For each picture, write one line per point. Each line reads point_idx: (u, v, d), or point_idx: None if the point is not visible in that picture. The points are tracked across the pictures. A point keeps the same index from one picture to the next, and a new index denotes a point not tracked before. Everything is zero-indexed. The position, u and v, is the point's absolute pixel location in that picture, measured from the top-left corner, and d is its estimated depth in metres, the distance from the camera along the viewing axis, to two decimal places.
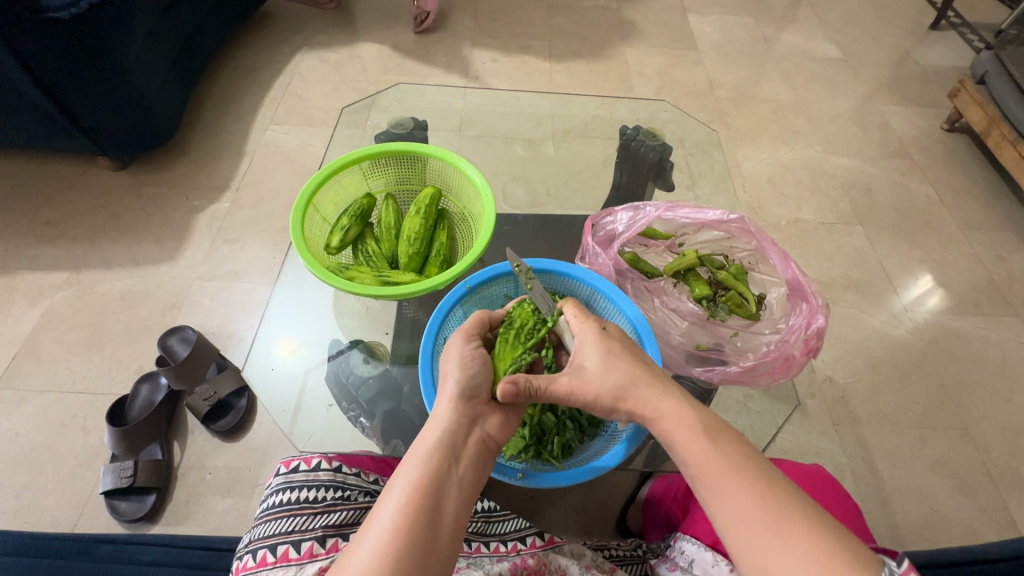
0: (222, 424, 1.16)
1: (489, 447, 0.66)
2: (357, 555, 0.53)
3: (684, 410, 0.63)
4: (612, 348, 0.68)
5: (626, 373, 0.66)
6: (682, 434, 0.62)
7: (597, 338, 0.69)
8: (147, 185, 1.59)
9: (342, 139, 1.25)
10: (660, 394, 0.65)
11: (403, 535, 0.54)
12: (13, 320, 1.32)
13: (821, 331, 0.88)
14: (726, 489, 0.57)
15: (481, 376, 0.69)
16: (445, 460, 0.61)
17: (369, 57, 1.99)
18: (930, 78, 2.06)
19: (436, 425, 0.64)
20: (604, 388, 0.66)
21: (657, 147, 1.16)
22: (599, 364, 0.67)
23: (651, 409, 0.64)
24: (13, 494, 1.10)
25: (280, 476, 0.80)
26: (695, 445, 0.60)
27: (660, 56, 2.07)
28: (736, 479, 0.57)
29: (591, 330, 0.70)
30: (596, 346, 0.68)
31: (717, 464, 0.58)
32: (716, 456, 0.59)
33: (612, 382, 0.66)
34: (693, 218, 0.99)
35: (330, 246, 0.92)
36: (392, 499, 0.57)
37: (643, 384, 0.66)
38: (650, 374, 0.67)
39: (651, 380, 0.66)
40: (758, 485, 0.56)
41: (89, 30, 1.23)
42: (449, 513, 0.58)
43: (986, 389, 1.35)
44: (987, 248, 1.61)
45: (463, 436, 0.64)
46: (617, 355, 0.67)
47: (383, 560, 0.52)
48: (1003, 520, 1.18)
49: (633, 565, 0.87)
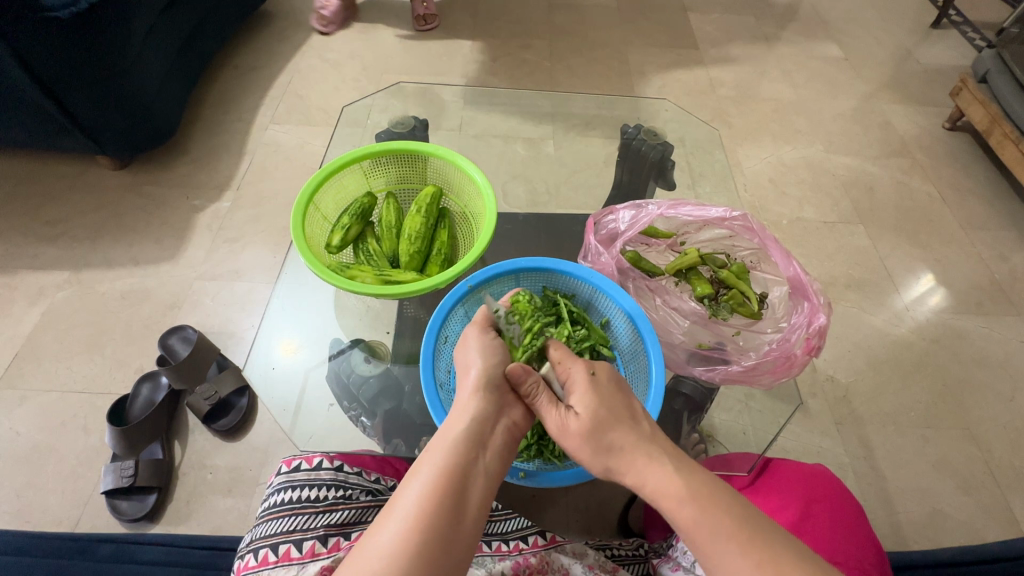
0: (223, 424, 1.16)
1: (514, 440, 0.66)
2: (381, 536, 0.53)
3: (670, 469, 0.60)
4: (600, 398, 0.67)
5: (612, 429, 0.64)
6: (669, 498, 0.58)
7: (585, 386, 0.68)
8: (148, 184, 1.58)
9: (342, 138, 1.25)
10: (646, 452, 0.62)
11: (427, 517, 0.54)
12: (14, 320, 1.32)
13: (823, 329, 0.88)
14: (720, 556, 0.53)
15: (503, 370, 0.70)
16: (471, 447, 0.61)
17: (370, 56, 1.98)
18: (932, 77, 2.05)
19: (463, 414, 0.64)
20: (592, 442, 0.65)
21: (658, 146, 1.15)
22: (586, 413, 0.66)
23: (639, 468, 0.61)
24: (14, 493, 1.10)
25: (282, 475, 0.80)
26: (684, 509, 0.56)
27: (661, 54, 2.06)
28: (731, 545, 0.52)
29: (581, 377, 0.70)
30: (585, 394, 0.68)
31: (707, 529, 0.54)
32: (707, 521, 0.55)
33: (598, 436, 0.64)
34: (695, 216, 0.98)
35: (331, 245, 0.92)
36: (417, 482, 0.57)
37: (629, 441, 0.63)
38: (638, 431, 0.64)
39: (636, 439, 0.63)
40: (753, 553, 0.52)
41: (89, 29, 1.22)
42: (474, 499, 0.57)
43: (988, 388, 1.35)
44: (989, 247, 1.60)
45: (489, 426, 0.64)
46: (603, 405, 0.66)
47: (408, 541, 0.52)
48: (1006, 519, 1.17)
49: (635, 564, 0.86)
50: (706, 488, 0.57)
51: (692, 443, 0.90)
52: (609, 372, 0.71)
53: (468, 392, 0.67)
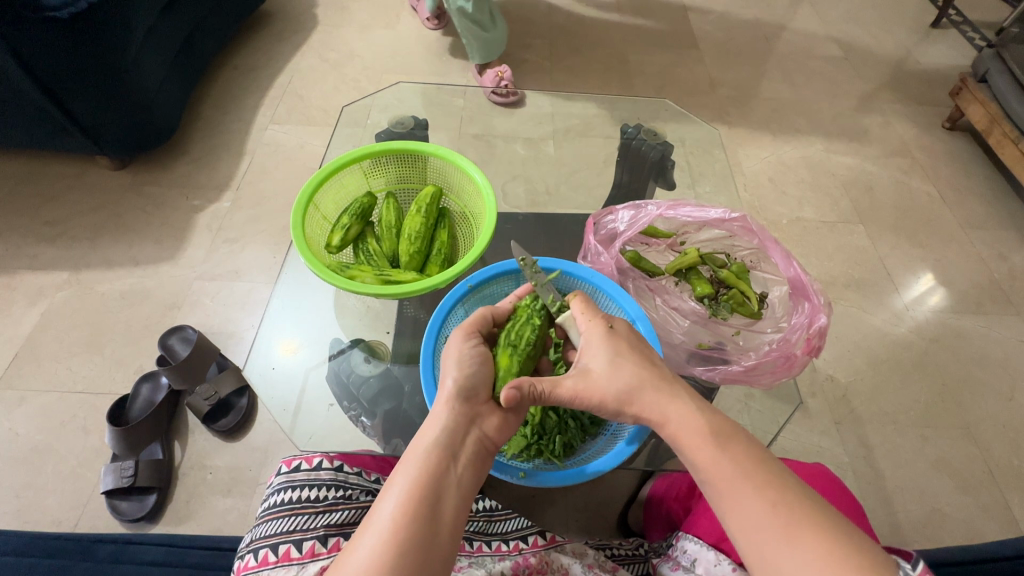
0: (223, 424, 1.16)
1: (488, 451, 0.65)
2: (358, 551, 0.53)
3: (693, 410, 0.62)
4: (619, 347, 0.67)
5: (635, 376, 0.65)
6: (689, 438, 0.61)
7: (605, 337, 0.68)
8: (147, 185, 1.58)
9: (342, 138, 1.25)
10: (668, 395, 0.64)
11: (403, 532, 0.54)
12: (13, 320, 1.32)
13: (823, 330, 0.88)
14: (738, 496, 0.56)
15: (478, 376, 0.69)
16: (444, 455, 0.61)
17: (370, 56, 1.98)
18: (931, 76, 2.05)
19: (435, 425, 0.63)
20: (613, 391, 0.65)
21: (658, 145, 1.16)
22: (607, 364, 0.66)
23: (662, 412, 0.63)
24: (14, 494, 1.10)
25: (282, 475, 0.80)
26: (705, 450, 0.59)
27: (661, 55, 2.06)
28: (747, 484, 0.56)
29: (600, 329, 0.69)
30: (604, 346, 0.67)
31: (727, 469, 0.58)
32: (727, 461, 0.58)
33: (619, 384, 0.65)
34: (695, 216, 0.98)
35: (331, 245, 0.92)
36: (391, 498, 0.57)
37: (650, 386, 0.64)
38: (659, 376, 0.66)
39: (659, 383, 0.65)
40: (769, 491, 0.55)
41: (88, 29, 1.22)
42: (449, 509, 0.58)
43: (988, 388, 1.35)
44: (988, 247, 1.61)
45: (461, 435, 0.64)
46: (624, 357, 0.66)
47: (384, 556, 0.52)
48: (1005, 519, 1.17)
49: (635, 564, 0.87)
50: (725, 431, 0.61)
51: None
52: (625, 325, 0.71)
53: (440, 401, 0.66)
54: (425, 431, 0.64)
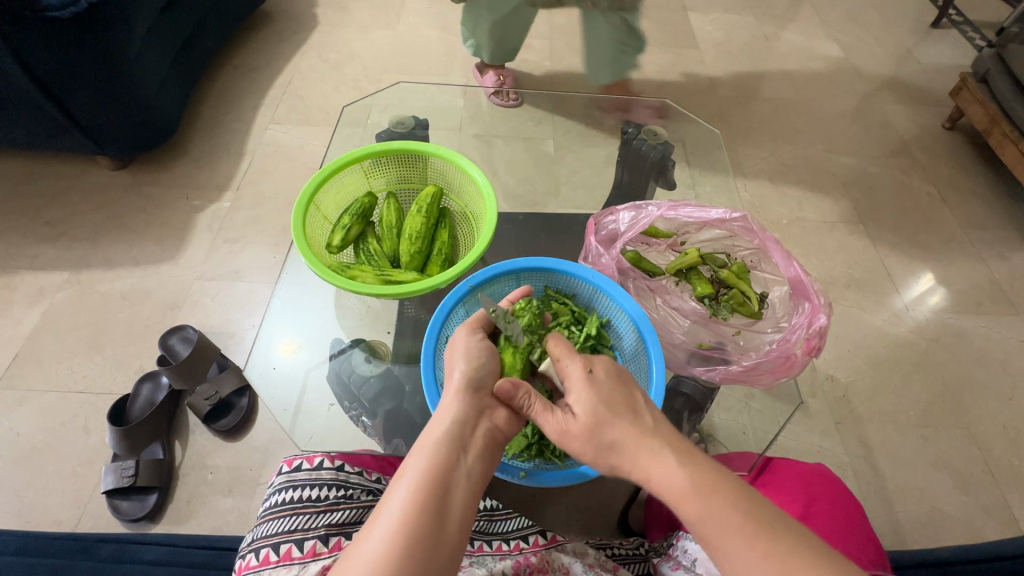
0: (224, 424, 1.16)
1: (497, 443, 0.66)
2: (369, 540, 0.53)
3: (677, 464, 0.59)
4: (598, 395, 0.65)
5: (615, 429, 0.63)
6: (676, 493, 0.57)
7: (583, 383, 0.66)
8: (147, 185, 1.58)
9: (342, 138, 1.25)
10: (650, 446, 0.61)
11: (413, 523, 0.54)
12: (13, 320, 1.32)
13: (824, 330, 0.87)
14: (731, 554, 0.53)
15: (484, 370, 0.69)
16: (454, 446, 0.61)
17: (370, 56, 1.98)
18: (931, 76, 2.05)
19: (444, 418, 0.64)
20: (594, 441, 0.63)
21: (658, 146, 1.17)
22: (586, 413, 0.64)
23: (646, 465, 0.60)
24: (15, 494, 1.10)
25: (283, 474, 0.80)
26: (692, 505, 0.56)
27: (661, 55, 2.06)
28: (739, 536, 0.53)
29: (579, 374, 0.67)
30: (583, 393, 0.65)
31: (716, 524, 0.54)
32: (717, 517, 0.54)
33: (599, 433, 0.63)
34: (695, 217, 0.98)
35: (331, 245, 0.92)
36: (401, 489, 0.57)
37: (632, 435, 0.62)
38: (640, 425, 0.63)
39: (640, 435, 0.62)
40: (763, 546, 0.52)
41: (89, 29, 1.22)
42: (459, 500, 0.58)
43: (988, 388, 1.35)
44: (988, 247, 1.61)
45: (471, 428, 0.64)
46: (604, 404, 0.64)
47: (395, 547, 0.52)
48: (1005, 519, 1.17)
49: (635, 563, 0.86)
50: (717, 481, 0.57)
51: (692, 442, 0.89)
52: (608, 365, 0.69)
53: (448, 395, 0.66)
54: (435, 424, 0.64)
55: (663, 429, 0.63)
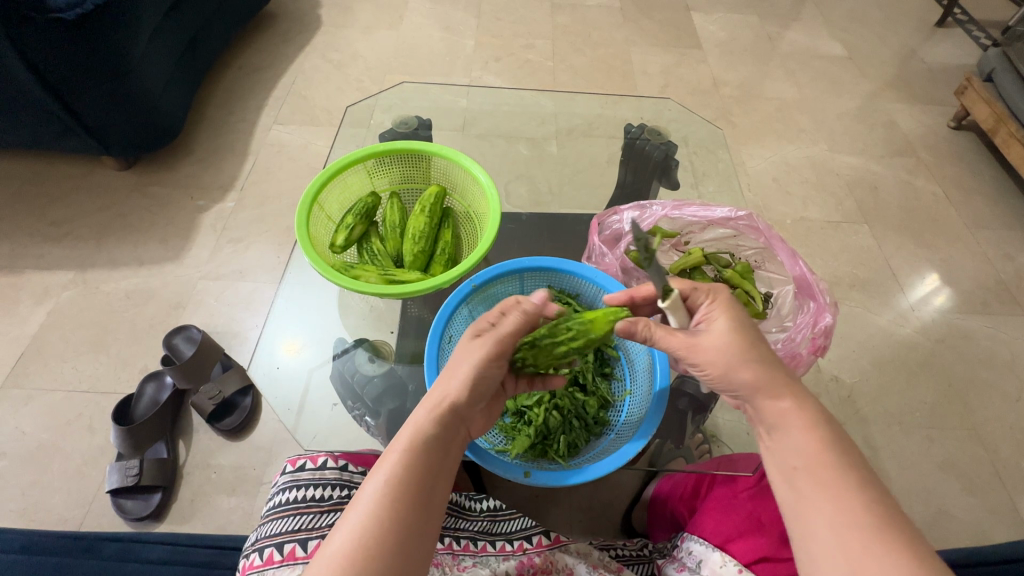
0: (228, 423, 1.17)
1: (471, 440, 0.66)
2: (345, 527, 0.54)
3: (803, 408, 0.61)
4: (738, 319, 0.66)
5: (750, 353, 0.64)
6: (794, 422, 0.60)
7: (723, 307, 0.68)
8: (152, 185, 1.59)
9: (345, 139, 1.25)
10: (780, 381, 0.63)
11: (386, 518, 0.54)
12: (20, 319, 1.33)
13: (829, 329, 0.87)
14: (835, 492, 0.55)
15: (482, 389, 0.65)
16: (434, 444, 0.60)
17: (373, 57, 1.98)
18: (937, 76, 2.05)
19: (432, 416, 0.61)
20: (728, 355, 0.64)
21: (662, 145, 1.19)
22: (724, 329, 0.65)
23: (775, 391, 0.62)
24: (21, 492, 1.10)
25: (287, 474, 0.80)
26: (811, 440, 0.59)
27: (664, 55, 2.06)
28: (851, 479, 0.55)
29: (720, 301, 0.69)
30: (722, 315, 0.67)
31: (828, 464, 0.57)
32: (832, 456, 0.57)
33: (736, 346, 0.64)
34: (700, 216, 0.97)
35: (335, 244, 0.92)
36: (378, 480, 0.57)
37: (767, 360, 0.64)
38: (775, 357, 0.65)
39: (771, 368, 0.63)
40: (868, 496, 0.54)
41: (96, 31, 1.23)
42: (437, 497, 0.58)
43: (995, 388, 1.34)
44: (995, 247, 1.60)
45: (454, 427, 0.63)
46: (739, 328, 0.65)
47: (369, 538, 0.53)
48: (1013, 520, 1.17)
49: (639, 565, 0.86)
50: (833, 431, 0.60)
51: (695, 443, 0.86)
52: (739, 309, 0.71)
53: (437, 393, 0.63)
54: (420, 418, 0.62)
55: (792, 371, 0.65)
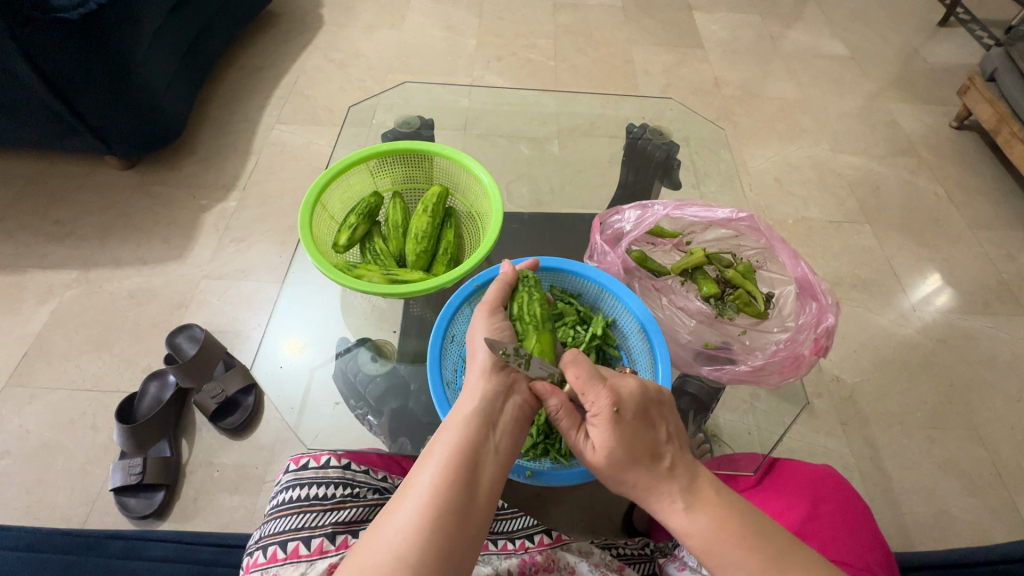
0: (231, 421, 1.17)
1: (523, 418, 0.66)
2: (400, 511, 0.54)
3: (686, 511, 0.60)
4: (615, 440, 0.62)
5: (630, 474, 0.62)
6: (687, 531, 0.59)
7: (605, 423, 0.62)
8: (155, 184, 1.59)
9: (347, 138, 1.25)
10: (659, 492, 0.61)
11: (442, 495, 0.55)
12: (24, 318, 1.33)
13: (830, 330, 0.89)
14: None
15: (512, 347, 0.69)
16: (481, 422, 0.62)
17: (375, 56, 1.99)
18: (940, 75, 2.04)
19: (474, 393, 0.64)
20: (608, 476, 0.64)
21: (664, 145, 1.20)
22: (604, 450, 0.63)
23: (655, 507, 0.61)
24: (25, 490, 1.11)
25: (291, 473, 0.81)
26: (698, 543, 0.59)
27: (666, 54, 2.06)
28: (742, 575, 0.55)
29: (603, 411, 0.62)
30: (603, 432, 0.62)
31: (720, 561, 0.57)
32: (720, 554, 0.57)
33: (612, 468, 0.62)
34: (702, 216, 0.98)
35: (338, 244, 0.92)
36: (431, 463, 0.58)
37: (647, 481, 0.61)
38: (656, 471, 0.62)
39: (654, 485, 0.61)
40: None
41: (99, 31, 1.24)
42: (488, 473, 0.59)
43: (996, 388, 1.34)
44: (997, 247, 1.59)
45: (499, 403, 0.64)
46: (622, 447, 0.62)
47: (426, 515, 0.53)
48: (1014, 521, 1.17)
49: (641, 563, 0.86)
50: (723, 517, 0.59)
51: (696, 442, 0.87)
52: (635, 398, 0.64)
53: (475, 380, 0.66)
54: (464, 403, 0.64)
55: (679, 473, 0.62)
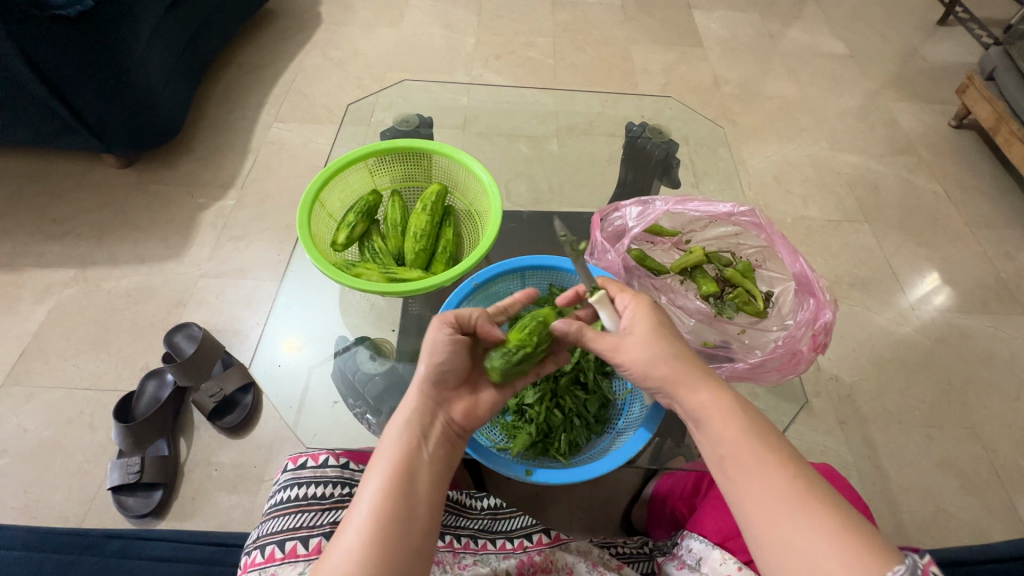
0: (228, 420, 1.17)
1: (457, 429, 0.66)
2: (344, 534, 0.53)
3: (718, 392, 0.61)
4: (656, 322, 0.66)
5: (671, 350, 0.64)
6: (716, 410, 0.59)
7: (642, 310, 0.67)
8: (153, 182, 1.59)
9: (346, 137, 1.25)
10: (696, 374, 0.62)
11: (385, 512, 0.54)
12: (21, 316, 1.33)
13: (829, 326, 0.87)
14: (757, 474, 0.54)
15: (453, 361, 0.66)
16: (415, 436, 0.61)
17: (374, 54, 1.98)
18: (938, 74, 2.04)
19: (404, 410, 0.64)
20: (648, 357, 0.63)
21: (663, 143, 1.19)
22: (646, 330, 0.65)
23: (690, 389, 0.61)
24: (23, 489, 1.11)
25: (289, 472, 0.80)
26: (730, 425, 0.57)
27: (665, 53, 2.06)
28: (765, 460, 0.54)
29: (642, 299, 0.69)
30: (641, 318, 0.66)
31: (743, 446, 0.56)
32: (751, 436, 0.56)
33: (655, 351, 0.63)
34: (702, 211, 0.96)
35: (337, 242, 0.92)
36: (371, 481, 0.57)
37: (687, 358, 0.63)
38: (691, 353, 0.64)
39: (692, 362, 0.63)
40: (792, 467, 0.54)
41: (96, 28, 1.23)
42: (429, 485, 0.59)
43: (994, 387, 1.34)
44: (995, 246, 1.60)
45: (431, 417, 0.64)
46: (664, 327, 0.66)
47: (369, 534, 0.53)
48: (1011, 520, 1.17)
49: (639, 562, 0.86)
50: (749, 410, 0.59)
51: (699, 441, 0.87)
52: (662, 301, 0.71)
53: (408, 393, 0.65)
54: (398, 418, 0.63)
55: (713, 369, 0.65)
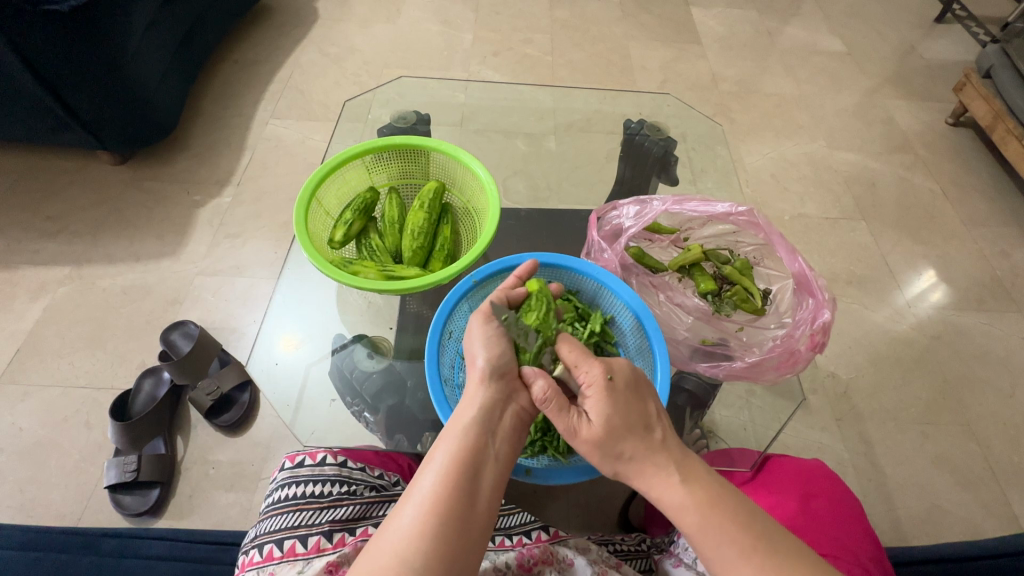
0: (226, 418, 1.16)
1: (521, 426, 0.65)
2: (401, 520, 0.54)
3: (681, 483, 0.58)
4: (608, 411, 0.61)
5: (622, 443, 0.61)
6: (678, 505, 0.57)
7: (598, 395, 0.62)
8: (149, 179, 1.58)
9: (342, 133, 1.24)
10: (656, 466, 0.60)
11: (443, 506, 0.54)
12: (16, 314, 1.32)
13: (826, 327, 0.86)
14: (725, 569, 0.54)
15: (510, 354, 0.67)
16: (479, 431, 0.61)
17: (370, 51, 1.97)
18: (935, 72, 2.05)
19: (472, 403, 0.63)
20: (603, 452, 0.62)
21: (661, 140, 1.18)
22: (598, 424, 0.61)
23: (649, 482, 0.60)
24: (18, 488, 1.10)
25: (286, 470, 0.79)
26: (691, 520, 0.56)
27: (662, 50, 2.05)
28: (734, 551, 0.54)
29: (596, 381, 0.63)
30: (596, 405, 0.62)
31: (710, 539, 0.55)
32: (715, 533, 0.55)
33: (609, 446, 0.61)
34: (700, 211, 0.96)
35: (334, 240, 0.92)
36: (431, 471, 0.57)
37: (644, 448, 0.60)
38: (650, 441, 0.61)
39: (648, 454, 0.60)
40: (758, 565, 0.52)
41: (89, 24, 1.22)
42: (487, 484, 0.58)
43: (990, 384, 1.35)
44: (991, 244, 1.60)
45: (498, 411, 0.63)
46: (616, 415, 0.61)
47: (426, 525, 0.53)
48: (1004, 515, 1.18)
49: (637, 559, 0.86)
50: (715, 498, 0.57)
51: (693, 439, 0.90)
52: (626, 371, 0.65)
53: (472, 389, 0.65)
54: (463, 413, 0.63)
55: (676, 448, 0.61)
